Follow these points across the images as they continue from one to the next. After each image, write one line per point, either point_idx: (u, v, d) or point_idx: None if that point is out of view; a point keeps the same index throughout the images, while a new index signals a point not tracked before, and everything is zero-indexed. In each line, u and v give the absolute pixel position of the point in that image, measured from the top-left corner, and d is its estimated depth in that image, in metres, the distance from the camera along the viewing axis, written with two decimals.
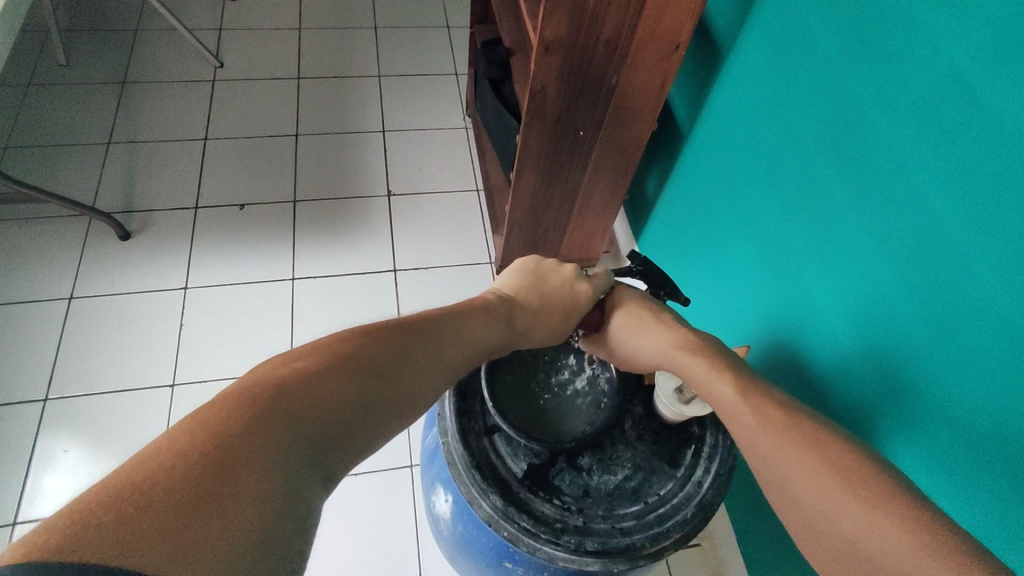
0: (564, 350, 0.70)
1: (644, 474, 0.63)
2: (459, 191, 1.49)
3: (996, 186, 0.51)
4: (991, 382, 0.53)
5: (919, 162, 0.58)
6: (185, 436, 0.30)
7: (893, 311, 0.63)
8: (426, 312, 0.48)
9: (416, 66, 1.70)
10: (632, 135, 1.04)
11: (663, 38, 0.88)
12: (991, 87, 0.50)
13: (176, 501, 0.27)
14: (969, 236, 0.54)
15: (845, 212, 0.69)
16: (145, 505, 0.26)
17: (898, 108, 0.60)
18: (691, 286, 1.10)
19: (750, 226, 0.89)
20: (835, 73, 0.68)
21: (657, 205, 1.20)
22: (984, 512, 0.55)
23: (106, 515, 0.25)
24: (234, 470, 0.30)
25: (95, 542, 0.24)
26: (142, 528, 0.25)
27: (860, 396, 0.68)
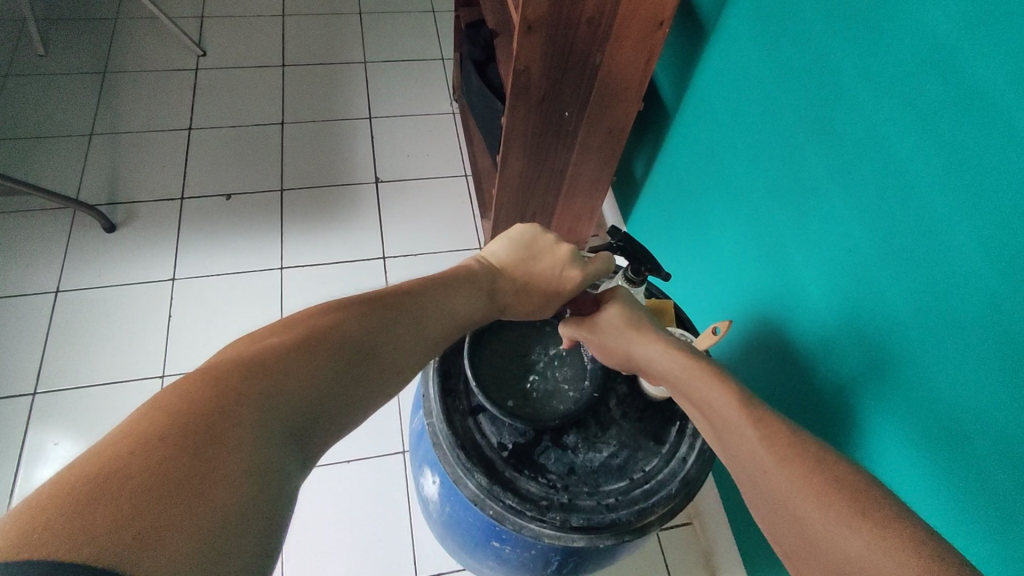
0: (550, 329, 0.70)
1: (629, 451, 0.63)
2: (447, 177, 1.48)
3: (978, 156, 0.50)
4: (972, 353, 0.53)
5: (903, 138, 0.58)
6: (148, 419, 0.30)
7: (876, 286, 0.63)
8: (400, 284, 0.48)
9: (402, 51, 1.69)
10: (617, 115, 1.04)
11: (647, 15, 0.87)
12: (972, 58, 0.50)
13: (140, 488, 0.27)
14: (949, 209, 0.54)
15: (828, 187, 0.69)
16: (109, 489, 0.26)
17: (885, 84, 0.59)
18: (679, 267, 1.09)
19: (736, 205, 0.89)
20: (818, 47, 0.67)
21: (645, 187, 1.20)
22: (968, 482, 0.55)
23: (64, 505, 0.25)
24: (217, 433, 0.30)
25: (52, 531, 0.24)
26: (105, 515, 0.25)
27: (846, 370, 0.69)
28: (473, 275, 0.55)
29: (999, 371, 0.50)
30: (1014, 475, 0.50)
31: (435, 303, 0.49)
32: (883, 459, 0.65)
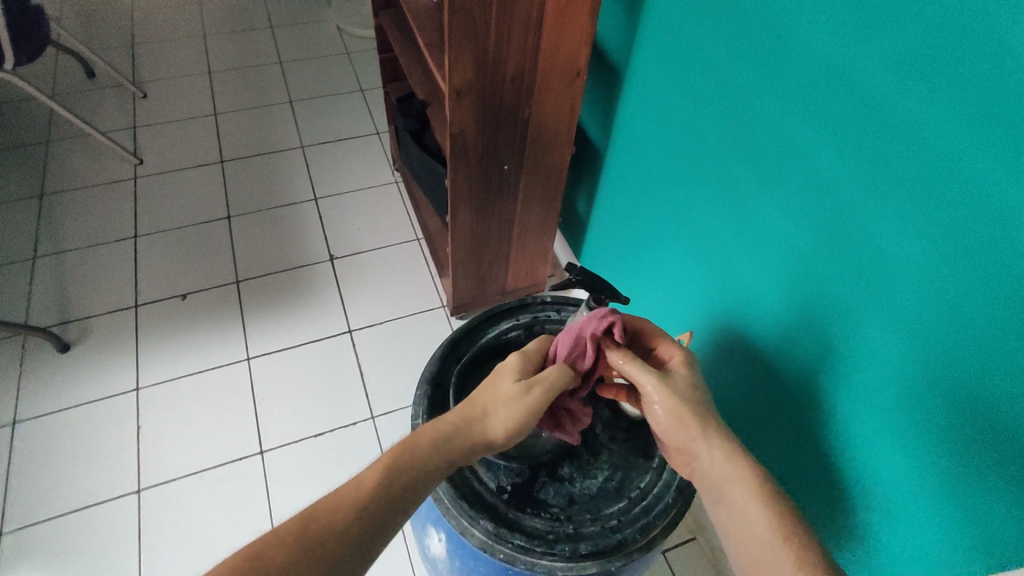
0: None
1: (622, 472, 0.65)
2: (400, 243, 1.53)
3: (875, 145, 0.57)
4: (908, 319, 0.58)
5: (814, 144, 0.65)
6: None
7: (816, 275, 0.69)
8: (378, 500, 0.49)
9: (337, 131, 1.75)
10: (553, 161, 1.11)
11: (563, 67, 0.95)
12: (853, 64, 0.58)
13: None
14: (861, 195, 0.60)
15: (756, 193, 0.76)
16: None
17: (789, 99, 0.66)
18: (636, 292, 1.15)
19: (678, 227, 0.95)
20: (723, 73, 0.76)
21: (590, 222, 1.27)
22: (928, 444, 0.59)
23: None
24: None
25: None
26: None
27: (807, 358, 0.73)
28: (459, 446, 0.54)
29: (933, 331, 0.55)
30: (960, 433, 0.55)
31: (405, 518, 0.51)
32: (852, 439, 0.69)
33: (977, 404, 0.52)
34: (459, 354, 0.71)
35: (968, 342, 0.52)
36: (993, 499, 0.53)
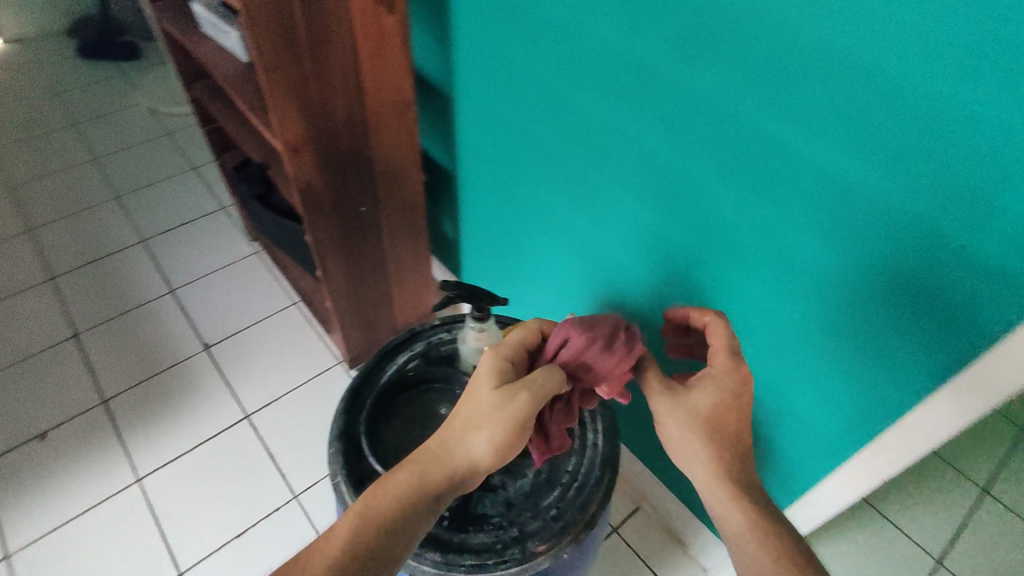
0: (442, 387, 0.72)
1: (549, 462, 0.68)
2: (276, 312, 1.49)
3: (687, 118, 0.65)
4: (759, 253, 0.67)
5: (626, 123, 0.73)
6: None
7: (670, 237, 0.77)
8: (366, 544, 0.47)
9: (179, 216, 1.65)
10: (407, 191, 1.12)
11: (392, 100, 0.98)
12: (649, 55, 0.65)
13: None
14: (689, 163, 0.68)
15: (599, 180, 0.82)
16: None
17: (593, 90, 0.74)
18: (521, 295, 1.19)
19: (541, 224, 1.01)
20: (540, 81, 0.82)
21: (461, 242, 1.30)
22: (804, 345, 0.69)
23: None
24: None
25: None
26: None
27: (682, 308, 0.82)
28: (443, 475, 0.52)
29: (781, 257, 0.65)
30: (826, 324, 0.65)
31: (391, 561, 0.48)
32: (741, 362, 0.78)
33: (833, 304, 0.63)
34: (362, 395, 0.69)
35: (808, 254, 0.62)
36: (866, 372, 0.64)
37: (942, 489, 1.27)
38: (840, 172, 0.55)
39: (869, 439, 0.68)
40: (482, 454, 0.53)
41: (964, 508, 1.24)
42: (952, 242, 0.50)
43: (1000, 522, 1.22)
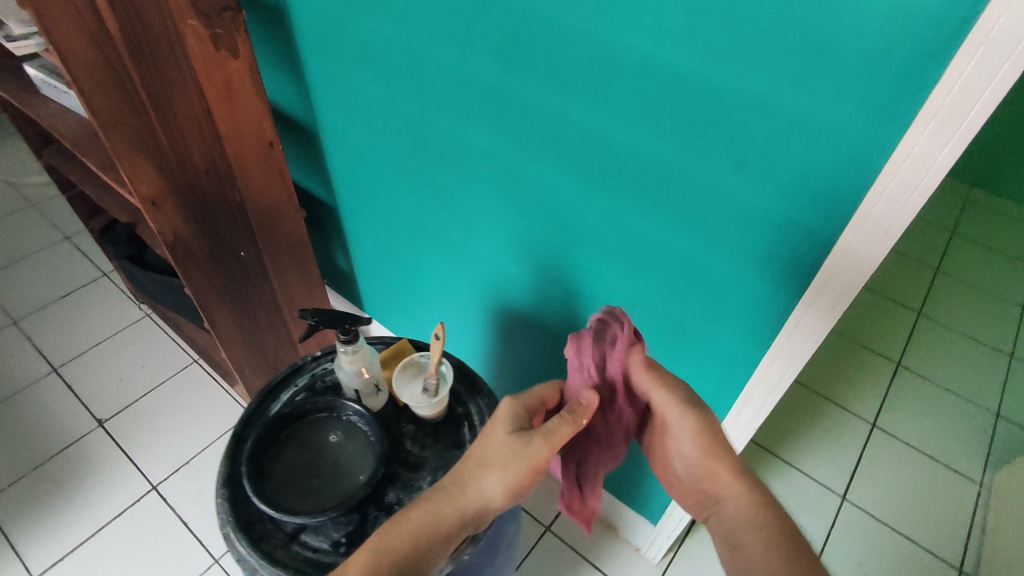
0: (327, 414, 0.72)
1: (442, 470, 0.69)
2: (175, 372, 1.43)
3: (535, 130, 0.73)
4: (614, 243, 0.76)
5: (481, 134, 0.80)
6: None
7: (541, 239, 0.84)
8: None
9: (55, 289, 1.56)
10: (288, 230, 1.11)
11: (255, 141, 0.96)
12: (495, 78, 0.72)
13: None
14: (544, 170, 0.76)
15: (474, 195, 0.89)
16: None
17: (447, 107, 0.81)
18: (422, 314, 1.21)
19: (427, 241, 1.05)
20: (406, 112, 0.87)
21: (356, 271, 1.30)
22: (666, 319, 0.78)
23: None
24: None
25: None
26: None
27: (562, 301, 0.89)
28: (451, 509, 0.59)
29: (632, 243, 0.74)
30: (677, 292, 0.74)
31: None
32: None
33: (680, 276, 0.72)
34: (245, 437, 0.68)
35: (652, 237, 0.71)
36: (718, 333, 0.73)
37: (838, 428, 1.37)
38: (662, 163, 0.64)
39: (737, 392, 0.77)
40: (496, 491, 0.60)
41: (858, 442, 1.34)
42: (754, 206, 0.59)
43: (890, 448, 1.33)
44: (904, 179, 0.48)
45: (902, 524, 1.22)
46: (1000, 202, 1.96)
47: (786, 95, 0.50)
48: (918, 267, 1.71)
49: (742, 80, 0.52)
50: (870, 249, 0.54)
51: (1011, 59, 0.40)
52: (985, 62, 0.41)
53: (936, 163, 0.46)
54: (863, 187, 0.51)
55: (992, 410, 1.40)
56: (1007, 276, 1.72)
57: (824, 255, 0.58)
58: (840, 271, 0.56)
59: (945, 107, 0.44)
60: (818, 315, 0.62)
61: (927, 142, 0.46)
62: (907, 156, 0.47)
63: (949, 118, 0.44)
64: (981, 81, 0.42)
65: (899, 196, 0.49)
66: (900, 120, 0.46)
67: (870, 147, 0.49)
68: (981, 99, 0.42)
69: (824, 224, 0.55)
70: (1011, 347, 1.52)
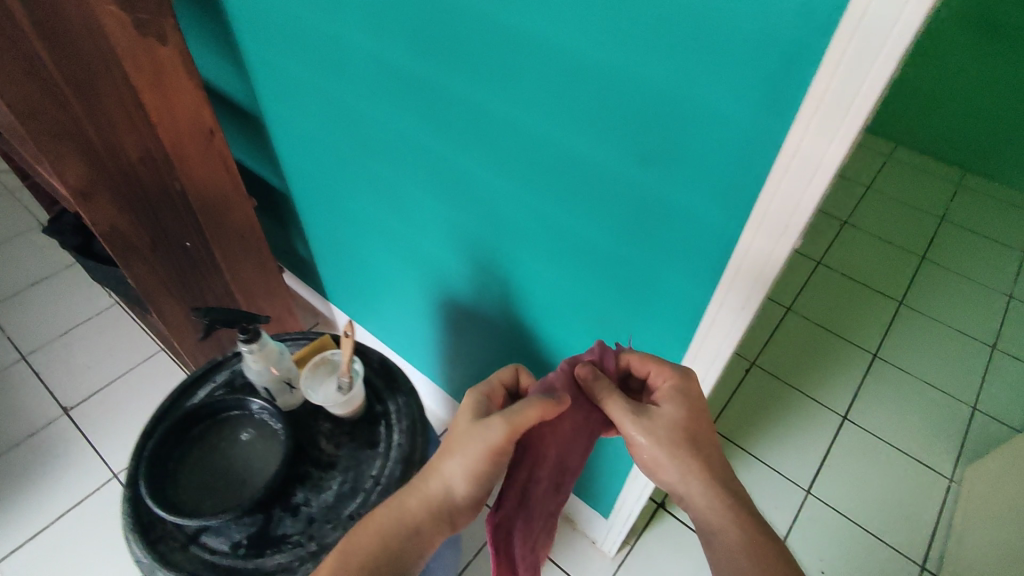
0: (239, 413, 0.70)
1: (354, 469, 0.68)
2: (141, 360, 1.43)
3: (458, 120, 0.71)
4: (539, 237, 0.74)
5: (409, 124, 0.78)
6: None
7: (475, 232, 0.83)
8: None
9: (26, 277, 1.57)
10: (236, 218, 1.09)
11: (192, 130, 0.94)
12: (416, 66, 0.70)
13: None
14: (470, 161, 0.74)
15: (410, 187, 0.87)
16: None
17: (375, 95, 0.79)
18: (379, 305, 1.19)
19: (375, 233, 1.03)
20: (340, 101, 0.85)
21: (316, 262, 1.28)
22: (593, 316, 0.76)
23: None
24: None
25: None
26: None
27: (501, 295, 0.87)
28: (416, 501, 0.58)
29: (555, 238, 0.72)
30: (600, 289, 0.72)
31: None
32: (552, 339, 0.85)
33: (601, 273, 0.70)
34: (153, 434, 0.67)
35: (572, 232, 0.69)
36: (644, 331, 0.71)
37: (808, 421, 1.33)
38: (573, 156, 0.61)
39: None
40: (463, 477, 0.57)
41: (828, 435, 1.31)
42: (660, 203, 0.57)
43: (861, 442, 1.30)
44: (795, 176, 0.46)
45: (867, 519, 1.19)
46: (995, 188, 1.90)
47: (675, 86, 0.48)
48: (903, 255, 1.67)
49: (634, 70, 0.50)
50: (770, 248, 0.52)
51: (885, 49, 0.37)
52: (859, 53, 0.38)
53: (823, 160, 0.44)
54: (758, 184, 0.49)
55: (969, 404, 1.36)
56: (996, 264, 1.66)
57: (729, 254, 0.56)
58: (744, 270, 0.55)
59: (826, 101, 0.41)
60: (730, 314, 0.60)
61: (812, 137, 0.43)
62: (796, 151, 0.44)
63: (831, 112, 0.41)
64: (857, 74, 0.39)
65: (791, 193, 0.47)
66: (784, 114, 0.44)
67: (760, 142, 0.46)
68: (859, 93, 0.40)
69: (725, 222, 0.53)
70: (993, 340, 1.48)
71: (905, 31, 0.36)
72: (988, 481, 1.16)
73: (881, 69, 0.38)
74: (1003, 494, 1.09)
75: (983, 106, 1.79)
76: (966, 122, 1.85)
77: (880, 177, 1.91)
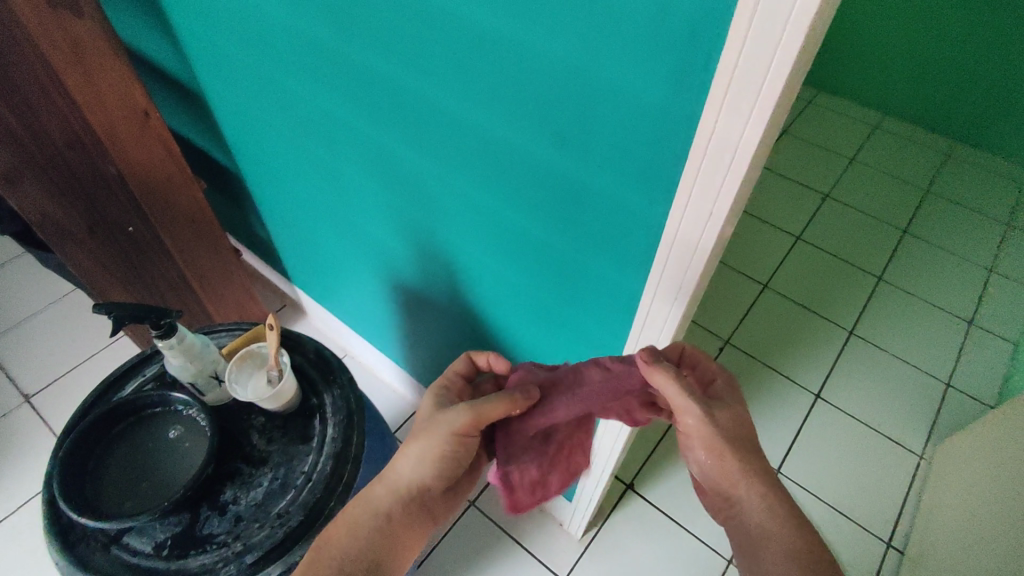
0: (164, 410, 0.66)
1: (286, 465, 0.65)
2: (103, 348, 1.40)
3: (386, 101, 0.68)
4: (478, 221, 0.72)
5: (342, 105, 0.75)
6: None
7: (417, 216, 0.80)
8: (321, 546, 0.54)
9: None
10: (184, 202, 1.05)
11: (124, 110, 0.89)
12: (340, 43, 0.67)
13: None
14: (403, 143, 0.71)
15: (352, 170, 0.84)
16: None
17: (307, 74, 0.76)
18: (339, 288, 1.16)
19: (324, 215, 0.99)
20: (274, 78, 0.81)
21: (275, 244, 1.24)
22: (537, 301, 0.75)
23: None
24: None
25: None
26: None
27: (450, 278, 0.85)
28: (384, 489, 0.57)
29: (493, 222, 0.70)
30: (540, 274, 0.70)
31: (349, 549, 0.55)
32: (502, 323, 0.84)
33: (540, 257, 0.68)
34: (73, 433, 0.64)
35: (508, 216, 0.67)
36: (586, 316, 0.70)
37: (781, 399, 1.32)
38: (499, 138, 0.59)
39: None
40: (424, 463, 0.56)
41: (799, 413, 1.30)
42: (586, 188, 0.55)
43: (833, 420, 1.29)
44: (713, 160, 0.43)
45: (836, 497, 1.18)
46: (981, 157, 1.86)
47: (585, 64, 0.46)
48: (882, 228, 1.63)
49: (545, 47, 0.47)
50: (697, 235, 0.49)
51: (791, 24, 0.34)
52: (765, 26, 0.35)
53: (740, 143, 0.41)
54: (678, 168, 0.46)
55: (943, 380, 1.34)
56: (977, 237, 1.63)
57: (659, 239, 0.53)
58: (674, 257, 0.52)
59: (736, 78, 0.38)
60: (665, 302, 0.58)
61: (726, 118, 0.40)
62: (712, 133, 0.41)
63: (743, 90, 0.38)
64: (764, 51, 0.36)
65: (712, 178, 0.44)
66: (695, 93, 0.41)
67: (677, 122, 0.43)
68: (769, 71, 0.36)
69: (650, 207, 0.51)
70: (970, 315, 1.46)
71: (808, 3, 0.33)
72: (959, 458, 1.14)
73: (790, 42, 0.35)
74: (971, 472, 1.09)
75: (971, 72, 1.74)
76: (951, 88, 1.80)
77: (862, 148, 1.86)
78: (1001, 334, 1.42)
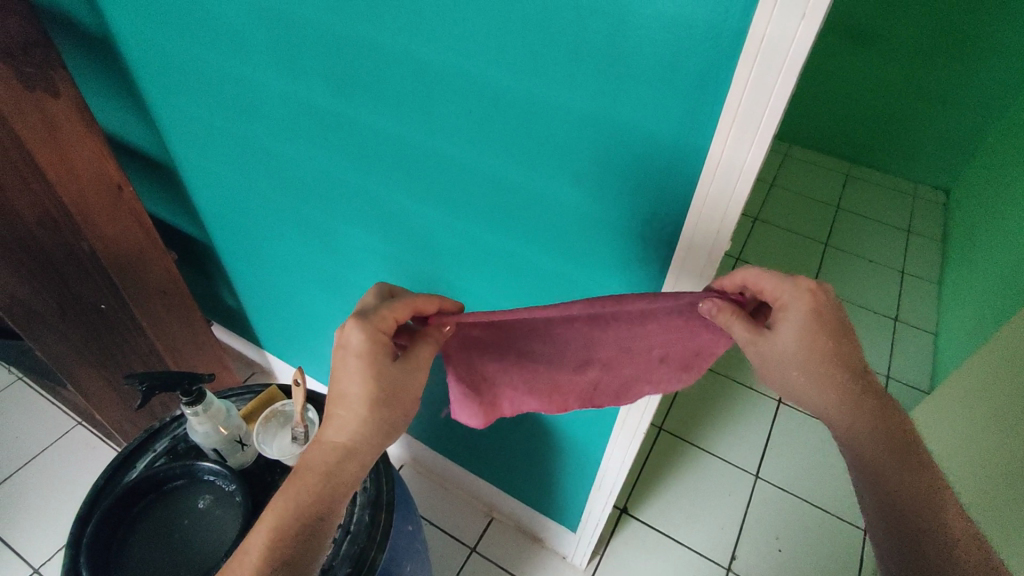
0: (185, 481, 0.65)
1: None
2: (55, 439, 1.30)
3: (383, 157, 0.71)
4: (476, 264, 0.75)
5: (335, 165, 0.78)
6: None
7: (412, 266, 0.82)
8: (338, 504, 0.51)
9: None
10: (156, 273, 1.02)
11: (96, 185, 0.87)
12: (336, 105, 0.70)
13: None
14: (398, 196, 0.75)
15: (341, 226, 0.86)
16: None
17: (297, 139, 0.78)
18: (320, 347, 1.15)
19: (308, 274, 1.00)
20: (260, 146, 0.83)
21: (246, 309, 1.22)
22: None
23: None
24: None
25: None
26: None
27: None
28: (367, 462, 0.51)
29: (494, 263, 0.73)
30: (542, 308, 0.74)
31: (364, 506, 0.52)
32: None
33: (542, 292, 0.72)
34: (90, 520, 0.62)
35: (509, 256, 0.71)
36: None
37: (748, 413, 1.46)
38: (506, 182, 0.64)
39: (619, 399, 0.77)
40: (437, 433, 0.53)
41: (766, 417, 1.45)
42: (595, 221, 0.61)
43: (795, 419, 1.45)
44: (721, 183, 0.50)
45: (812, 493, 1.30)
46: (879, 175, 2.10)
47: (596, 111, 0.52)
48: (809, 243, 1.81)
49: (557, 98, 0.53)
50: (706, 251, 0.56)
51: (787, 64, 0.42)
52: (764, 67, 0.42)
53: (744, 167, 0.48)
54: (687, 196, 0.53)
55: (883, 372, 1.48)
56: (888, 245, 1.84)
57: (669, 261, 0.60)
58: (685, 272, 0.59)
59: (740, 113, 0.45)
60: None
61: (732, 147, 0.47)
62: (719, 161, 0.49)
63: (746, 122, 0.46)
64: (764, 89, 0.43)
65: (719, 201, 0.51)
66: (702, 130, 0.48)
67: (683, 156, 0.51)
68: (768, 105, 0.44)
69: (660, 232, 0.57)
70: (895, 312, 1.63)
71: (801, 46, 0.41)
72: None
73: (786, 80, 0.43)
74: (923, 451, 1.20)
75: (861, 103, 2.00)
76: (847, 117, 2.05)
77: (780, 174, 2.07)
78: (924, 328, 1.60)
